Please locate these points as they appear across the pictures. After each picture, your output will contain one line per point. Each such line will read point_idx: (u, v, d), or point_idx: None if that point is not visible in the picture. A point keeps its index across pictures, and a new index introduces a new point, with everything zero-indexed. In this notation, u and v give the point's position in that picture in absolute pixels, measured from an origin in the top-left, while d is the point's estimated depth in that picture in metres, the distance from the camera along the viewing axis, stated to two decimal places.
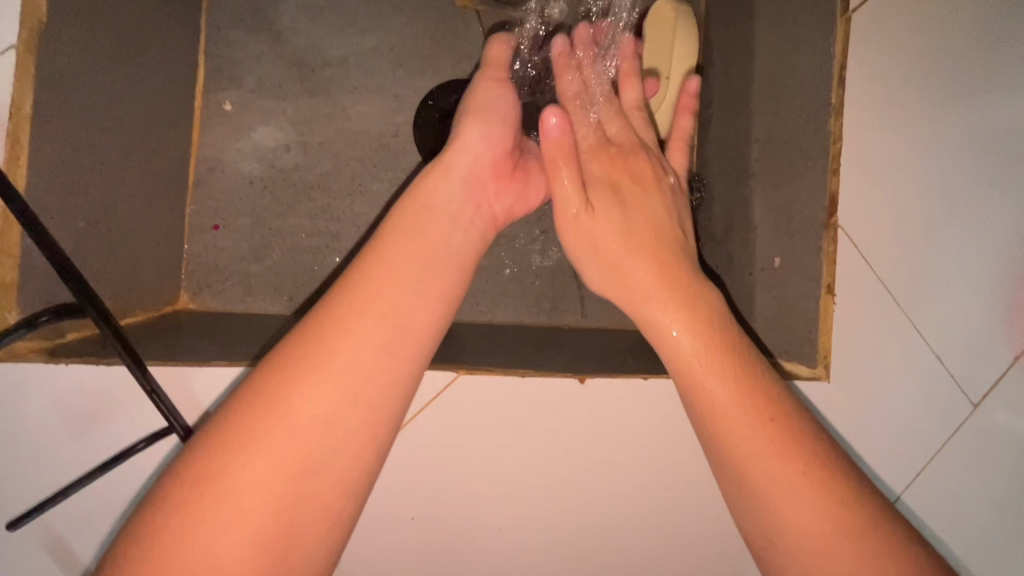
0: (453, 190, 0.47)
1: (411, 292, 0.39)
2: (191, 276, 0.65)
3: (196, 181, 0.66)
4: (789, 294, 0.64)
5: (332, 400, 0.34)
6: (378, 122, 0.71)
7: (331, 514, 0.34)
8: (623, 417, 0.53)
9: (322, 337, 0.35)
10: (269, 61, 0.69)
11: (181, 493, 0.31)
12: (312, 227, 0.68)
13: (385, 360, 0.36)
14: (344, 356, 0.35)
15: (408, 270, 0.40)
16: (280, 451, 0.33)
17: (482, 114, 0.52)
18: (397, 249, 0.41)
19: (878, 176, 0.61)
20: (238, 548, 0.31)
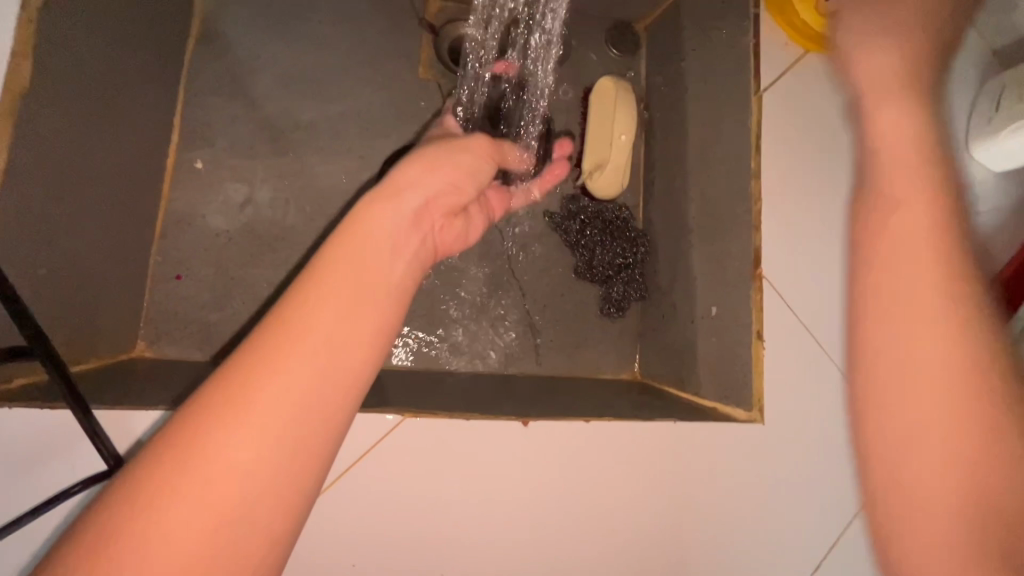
0: (397, 223, 0.44)
1: (352, 319, 0.38)
2: (150, 325, 0.68)
3: (162, 233, 0.71)
4: (726, 341, 0.67)
5: (258, 437, 0.33)
6: (344, 180, 0.76)
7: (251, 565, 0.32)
8: (564, 463, 0.55)
9: (248, 373, 0.34)
10: (242, 124, 0.75)
11: (89, 546, 0.29)
12: (274, 278, 0.72)
13: (322, 390, 0.35)
14: (268, 396, 0.34)
15: (343, 303, 0.38)
16: (192, 501, 0.31)
17: (438, 154, 0.52)
18: (333, 281, 0.38)
19: (799, 235, 0.67)
20: None
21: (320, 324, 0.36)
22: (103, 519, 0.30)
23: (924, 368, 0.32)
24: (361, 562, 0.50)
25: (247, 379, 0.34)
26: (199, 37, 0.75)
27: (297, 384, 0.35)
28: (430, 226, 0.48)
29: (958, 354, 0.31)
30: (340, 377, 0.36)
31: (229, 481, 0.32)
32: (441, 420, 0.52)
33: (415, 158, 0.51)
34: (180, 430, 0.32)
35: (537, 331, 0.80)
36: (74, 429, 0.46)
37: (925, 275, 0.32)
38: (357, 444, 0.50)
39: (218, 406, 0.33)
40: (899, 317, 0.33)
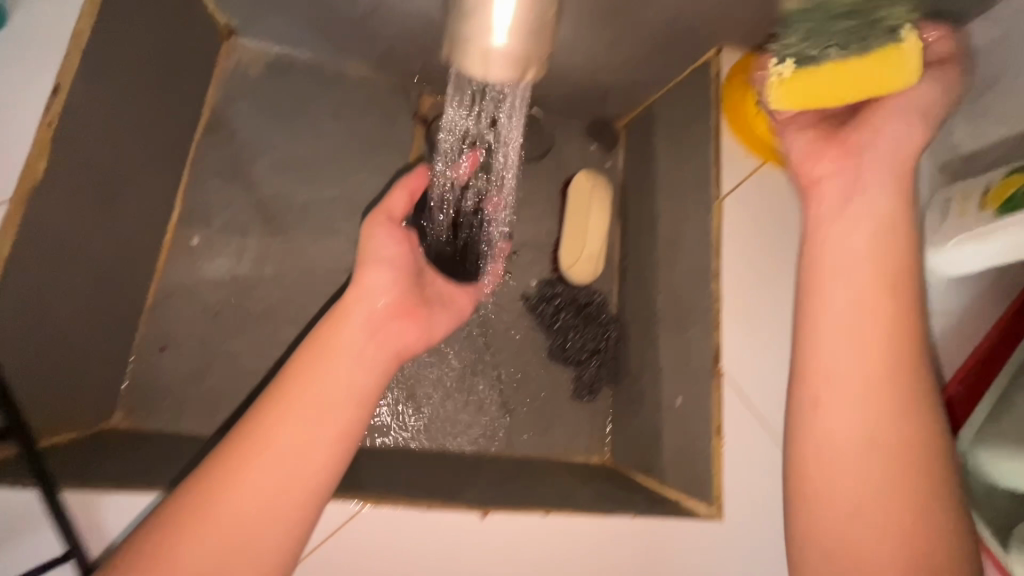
0: (351, 336, 0.49)
1: (306, 442, 0.43)
2: (130, 396, 0.70)
3: (152, 306, 0.74)
4: (689, 433, 0.69)
5: (213, 555, 0.39)
6: (332, 260, 0.81)
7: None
8: (522, 555, 0.56)
9: (210, 493, 0.40)
10: (239, 205, 0.80)
11: None
12: (256, 352, 0.75)
13: (273, 515, 0.41)
14: (224, 515, 0.40)
15: (305, 422, 0.44)
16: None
17: (377, 261, 0.54)
18: (297, 401, 0.44)
19: (761, 331, 0.69)
20: None
21: (280, 446, 0.43)
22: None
23: (860, 378, 0.43)
24: None
25: (214, 490, 0.40)
26: (207, 125, 0.81)
27: (253, 499, 0.41)
28: (386, 334, 0.52)
29: (898, 412, 0.42)
30: (293, 494, 0.42)
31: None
32: (401, 509, 0.53)
33: (363, 266, 0.54)
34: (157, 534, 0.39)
35: (509, 410, 0.81)
36: (38, 510, 0.47)
37: (847, 306, 0.44)
38: (319, 530, 0.52)
39: (190, 514, 0.39)
40: (828, 391, 0.44)
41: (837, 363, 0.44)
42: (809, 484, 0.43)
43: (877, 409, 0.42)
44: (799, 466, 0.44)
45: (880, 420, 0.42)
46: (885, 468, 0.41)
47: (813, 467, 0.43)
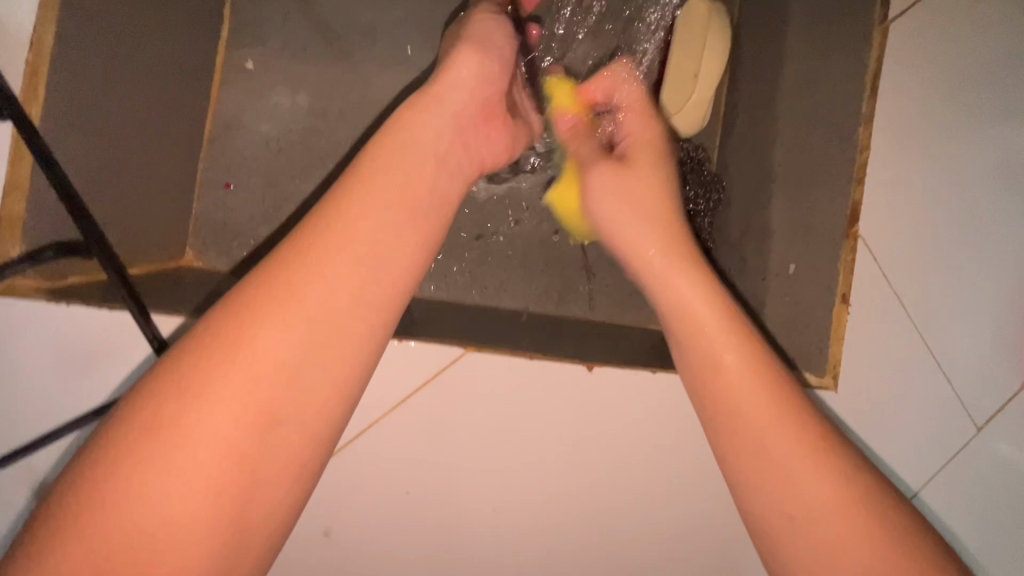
0: (437, 127, 0.43)
1: (389, 229, 0.36)
2: (198, 235, 0.66)
3: (211, 137, 0.67)
4: (802, 301, 0.63)
5: (297, 344, 0.31)
6: (401, 94, 0.70)
7: (298, 465, 0.32)
8: (627, 415, 0.52)
9: (289, 274, 0.33)
10: (296, 23, 0.69)
11: (124, 440, 0.28)
12: (324, 195, 0.69)
13: (362, 306, 0.34)
14: (312, 297, 0.32)
15: (388, 204, 0.37)
16: (252, 390, 0.30)
17: (480, 48, 0.53)
18: (380, 185, 0.37)
19: (901, 191, 0.60)
20: (185, 492, 0.28)
21: (360, 232, 0.35)
22: (148, 403, 0.29)
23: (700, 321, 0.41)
24: (413, 491, 0.49)
25: (289, 277, 0.32)
26: None
27: (333, 287, 0.33)
28: (471, 136, 0.49)
29: (724, 329, 0.40)
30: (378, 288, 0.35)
31: (284, 373, 0.31)
32: (503, 357, 0.50)
33: (461, 50, 0.52)
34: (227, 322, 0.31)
35: (592, 273, 0.75)
36: (132, 333, 0.45)
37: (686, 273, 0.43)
38: (424, 369, 0.49)
39: (268, 302, 0.32)
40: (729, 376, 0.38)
41: (689, 295, 0.42)
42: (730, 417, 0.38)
43: (762, 410, 0.37)
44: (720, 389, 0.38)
45: (774, 406, 0.37)
46: (831, 482, 0.34)
47: (723, 407, 0.38)
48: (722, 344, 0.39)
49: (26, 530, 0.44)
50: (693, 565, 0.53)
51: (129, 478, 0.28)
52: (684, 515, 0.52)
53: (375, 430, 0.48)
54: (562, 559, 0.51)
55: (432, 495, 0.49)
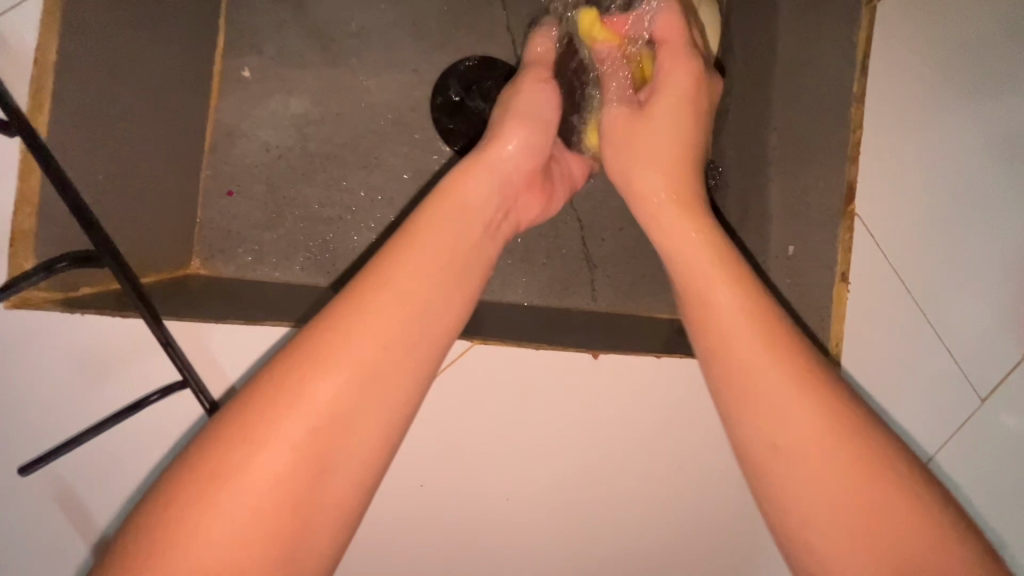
0: (484, 187, 0.46)
1: (434, 289, 0.38)
2: (204, 243, 0.67)
3: (212, 146, 0.68)
4: (804, 282, 0.63)
5: (349, 398, 0.34)
6: (397, 95, 0.71)
7: (345, 508, 0.34)
8: (634, 400, 0.52)
9: (342, 331, 0.35)
10: (290, 29, 0.70)
11: (194, 486, 0.31)
12: (325, 197, 0.69)
13: (408, 361, 0.36)
14: (362, 351, 0.35)
15: (432, 267, 0.39)
16: (304, 438, 0.32)
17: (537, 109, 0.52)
18: (423, 248, 0.40)
19: (899, 168, 0.60)
20: (245, 536, 0.30)
21: (404, 291, 0.37)
22: (216, 442, 0.32)
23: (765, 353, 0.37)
24: (429, 484, 0.50)
25: (340, 329, 0.35)
26: None
27: (380, 342, 0.35)
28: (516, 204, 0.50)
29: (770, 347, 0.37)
30: (420, 343, 0.37)
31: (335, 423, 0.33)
32: (511, 348, 0.51)
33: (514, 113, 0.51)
34: (285, 370, 0.34)
35: (593, 263, 0.75)
36: (145, 339, 0.46)
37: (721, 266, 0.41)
38: (434, 363, 0.50)
39: (322, 354, 0.34)
40: (754, 371, 0.37)
41: (730, 303, 0.39)
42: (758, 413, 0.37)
43: (793, 421, 0.36)
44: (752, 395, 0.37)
45: (810, 413, 0.35)
46: (863, 502, 0.33)
47: (748, 411, 0.37)
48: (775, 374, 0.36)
49: (52, 536, 0.45)
50: (704, 542, 0.53)
51: (198, 511, 0.30)
52: (696, 496, 0.53)
53: None
54: (577, 543, 0.52)
55: (447, 487, 0.50)
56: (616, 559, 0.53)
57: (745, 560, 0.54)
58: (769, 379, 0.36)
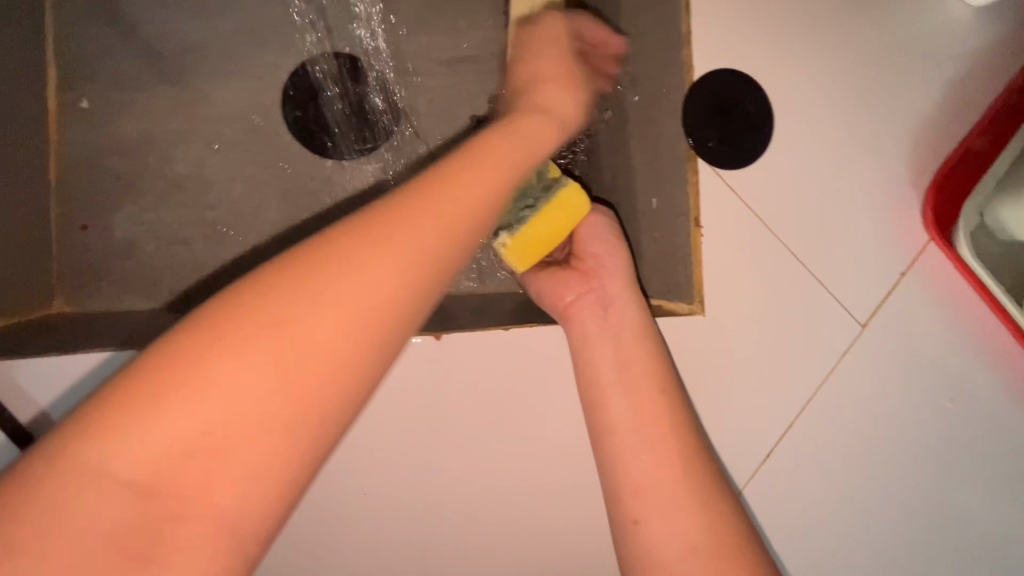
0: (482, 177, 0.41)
1: (410, 239, 0.36)
2: (64, 281, 0.65)
3: (58, 182, 0.66)
4: (665, 233, 0.62)
5: (263, 368, 0.30)
6: (246, 105, 0.70)
7: (222, 523, 0.29)
8: (477, 370, 0.58)
9: (306, 278, 0.33)
10: (123, 53, 0.68)
11: (57, 446, 0.28)
12: (185, 218, 0.68)
13: (366, 334, 0.33)
14: (329, 296, 0.32)
15: (430, 218, 0.37)
16: (154, 459, 0.28)
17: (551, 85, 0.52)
18: (403, 203, 0.37)
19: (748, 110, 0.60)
20: (104, 521, 0.27)
21: (347, 280, 0.33)
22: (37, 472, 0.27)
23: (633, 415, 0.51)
24: None
25: (273, 311, 0.31)
26: None
27: (392, 271, 0.34)
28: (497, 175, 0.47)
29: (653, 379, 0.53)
30: (345, 378, 0.32)
31: (188, 444, 0.28)
32: None
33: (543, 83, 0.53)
34: (134, 391, 0.29)
35: None
36: None
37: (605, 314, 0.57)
38: None
39: (190, 365, 0.29)
40: (599, 367, 0.54)
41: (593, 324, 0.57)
42: (593, 390, 0.54)
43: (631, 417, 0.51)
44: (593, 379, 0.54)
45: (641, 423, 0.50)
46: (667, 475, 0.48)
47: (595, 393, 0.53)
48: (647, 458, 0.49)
49: None
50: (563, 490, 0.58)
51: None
52: None
53: None
54: None
55: None
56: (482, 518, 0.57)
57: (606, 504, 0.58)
58: (619, 410, 0.52)
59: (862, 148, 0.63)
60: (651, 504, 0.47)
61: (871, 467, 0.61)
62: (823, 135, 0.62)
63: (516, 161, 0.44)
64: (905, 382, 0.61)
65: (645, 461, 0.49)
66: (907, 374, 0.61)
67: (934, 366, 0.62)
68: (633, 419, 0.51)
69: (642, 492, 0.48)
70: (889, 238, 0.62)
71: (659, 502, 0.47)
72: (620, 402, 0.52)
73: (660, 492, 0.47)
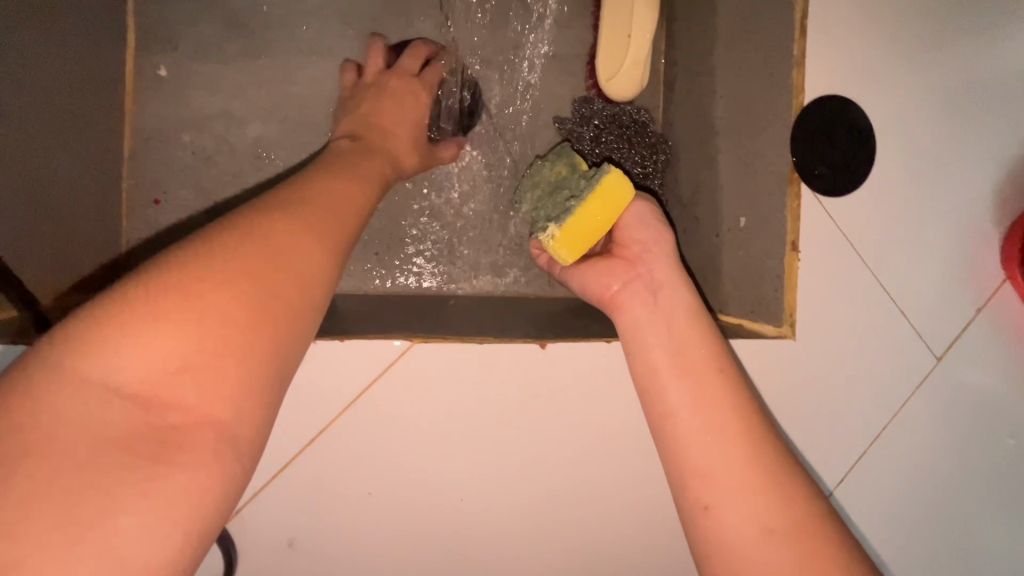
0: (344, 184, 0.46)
1: (327, 218, 0.41)
2: (133, 256, 0.64)
3: (132, 152, 0.64)
4: (755, 253, 0.62)
5: (234, 287, 0.32)
6: (328, 86, 0.67)
7: (199, 434, 0.29)
8: (580, 391, 0.51)
9: (255, 224, 0.36)
10: (205, 22, 0.65)
11: (68, 338, 0.28)
12: (260, 198, 0.66)
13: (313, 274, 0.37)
14: (271, 242, 0.35)
15: (334, 209, 0.42)
16: (162, 341, 0.29)
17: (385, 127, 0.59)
18: (324, 194, 0.43)
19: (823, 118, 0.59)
20: (102, 424, 0.27)
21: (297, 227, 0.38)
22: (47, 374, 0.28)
23: (687, 400, 0.44)
24: (377, 491, 0.48)
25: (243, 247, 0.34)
26: None
27: (306, 236, 0.38)
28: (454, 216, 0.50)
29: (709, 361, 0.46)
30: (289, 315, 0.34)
31: (187, 321, 0.30)
32: (449, 345, 0.49)
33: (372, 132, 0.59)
34: (124, 302, 0.30)
35: None
36: None
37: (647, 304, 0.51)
38: (369, 367, 0.48)
39: (168, 277, 0.31)
40: (647, 353, 0.48)
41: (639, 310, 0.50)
42: (654, 387, 0.46)
43: (689, 407, 0.44)
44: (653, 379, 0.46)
45: (703, 411, 0.43)
46: (739, 475, 0.40)
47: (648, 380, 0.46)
48: (710, 449, 0.41)
49: None
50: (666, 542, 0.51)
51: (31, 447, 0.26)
52: (658, 486, 0.51)
53: (331, 435, 0.47)
54: (538, 545, 0.49)
55: (396, 494, 0.48)
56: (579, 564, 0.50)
57: None
58: (676, 401, 0.44)
59: (965, 184, 0.61)
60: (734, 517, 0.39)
61: (937, 497, 0.62)
62: (925, 164, 0.60)
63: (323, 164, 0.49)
64: (975, 416, 0.62)
65: (725, 466, 0.40)
66: (979, 410, 0.62)
67: (995, 406, 0.62)
68: (695, 403, 0.44)
69: (722, 502, 0.40)
70: (972, 274, 0.62)
71: (728, 503, 0.39)
72: (677, 389, 0.45)
73: (745, 500, 0.39)
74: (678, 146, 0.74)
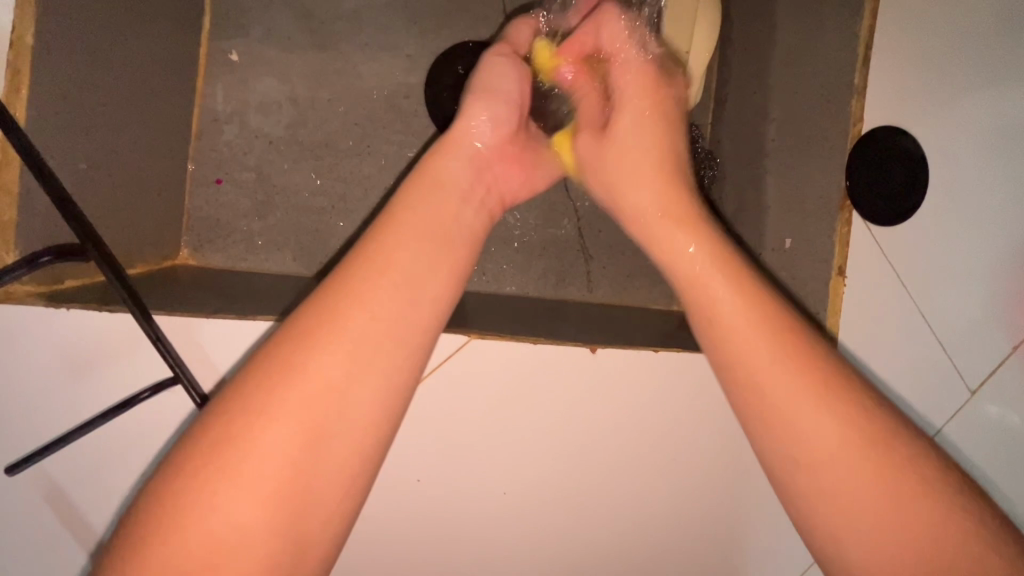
0: (459, 165, 0.42)
1: (429, 257, 0.35)
2: (192, 233, 0.66)
3: (199, 132, 0.66)
4: (800, 275, 0.66)
5: (344, 366, 0.31)
6: (390, 81, 0.69)
7: (348, 481, 0.31)
8: (625, 398, 0.52)
9: (343, 289, 0.33)
10: (277, 11, 0.67)
11: (193, 457, 0.29)
12: (316, 186, 0.68)
13: (413, 325, 0.34)
14: (364, 315, 0.32)
15: (427, 236, 0.36)
16: (281, 436, 0.29)
17: (489, 93, 0.48)
18: (414, 218, 0.36)
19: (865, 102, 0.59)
20: (254, 516, 0.28)
21: (406, 247, 0.35)
22: (205, 430, 0.29)
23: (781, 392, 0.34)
24: (425, 478, 0.49)
25: (358, 290, 0.33)
26: None
27: (400, 293, 0.34)
28: (492, 177, 0.46)
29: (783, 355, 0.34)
30: (399, 366, 0.33)
31: (305, 420, 0.30)
32: (505, 343, 0.50)
33: (472, 99, 0.48)
34: (235, 416, 0.29)
35: (590, 254, 0.73)
36: (136, 336, 0.45)
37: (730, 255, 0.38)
38: (431, 356, 0.49)
39: (277, 379, 0.30)
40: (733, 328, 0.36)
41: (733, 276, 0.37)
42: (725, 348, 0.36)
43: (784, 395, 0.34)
44: (718, 332, 0.37)
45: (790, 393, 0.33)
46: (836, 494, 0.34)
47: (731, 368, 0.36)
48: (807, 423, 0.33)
49: (35, 533, 0.44)
50: (689, 540, 0.54)
51: (192, 507, 0.28)
52: (688, 490, 0.53)
53: None
54: (570, 536, 0.52)
55: (442, 482, 0.50)
56: (604, 555, 0.53)
57: (733, 552, 0.54)
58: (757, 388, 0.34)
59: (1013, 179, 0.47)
60: (777, 474, 0.34)
61: None
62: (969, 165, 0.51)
63: (433, 147, 0.43)
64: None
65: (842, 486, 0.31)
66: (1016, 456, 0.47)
67: None
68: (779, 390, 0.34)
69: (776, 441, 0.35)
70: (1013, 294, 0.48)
71: None
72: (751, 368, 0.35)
73: None
74: (723, 162, 0.78)
